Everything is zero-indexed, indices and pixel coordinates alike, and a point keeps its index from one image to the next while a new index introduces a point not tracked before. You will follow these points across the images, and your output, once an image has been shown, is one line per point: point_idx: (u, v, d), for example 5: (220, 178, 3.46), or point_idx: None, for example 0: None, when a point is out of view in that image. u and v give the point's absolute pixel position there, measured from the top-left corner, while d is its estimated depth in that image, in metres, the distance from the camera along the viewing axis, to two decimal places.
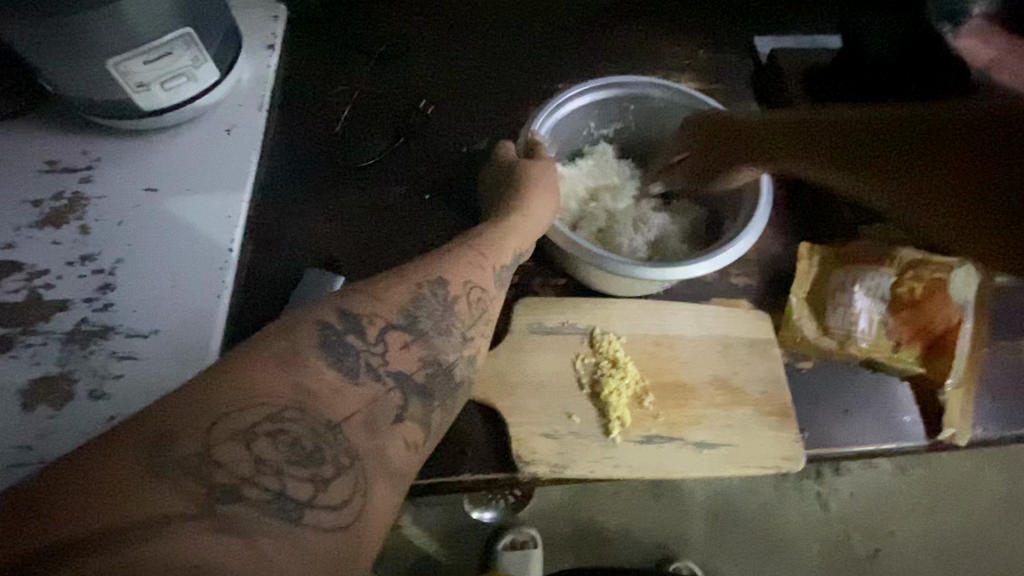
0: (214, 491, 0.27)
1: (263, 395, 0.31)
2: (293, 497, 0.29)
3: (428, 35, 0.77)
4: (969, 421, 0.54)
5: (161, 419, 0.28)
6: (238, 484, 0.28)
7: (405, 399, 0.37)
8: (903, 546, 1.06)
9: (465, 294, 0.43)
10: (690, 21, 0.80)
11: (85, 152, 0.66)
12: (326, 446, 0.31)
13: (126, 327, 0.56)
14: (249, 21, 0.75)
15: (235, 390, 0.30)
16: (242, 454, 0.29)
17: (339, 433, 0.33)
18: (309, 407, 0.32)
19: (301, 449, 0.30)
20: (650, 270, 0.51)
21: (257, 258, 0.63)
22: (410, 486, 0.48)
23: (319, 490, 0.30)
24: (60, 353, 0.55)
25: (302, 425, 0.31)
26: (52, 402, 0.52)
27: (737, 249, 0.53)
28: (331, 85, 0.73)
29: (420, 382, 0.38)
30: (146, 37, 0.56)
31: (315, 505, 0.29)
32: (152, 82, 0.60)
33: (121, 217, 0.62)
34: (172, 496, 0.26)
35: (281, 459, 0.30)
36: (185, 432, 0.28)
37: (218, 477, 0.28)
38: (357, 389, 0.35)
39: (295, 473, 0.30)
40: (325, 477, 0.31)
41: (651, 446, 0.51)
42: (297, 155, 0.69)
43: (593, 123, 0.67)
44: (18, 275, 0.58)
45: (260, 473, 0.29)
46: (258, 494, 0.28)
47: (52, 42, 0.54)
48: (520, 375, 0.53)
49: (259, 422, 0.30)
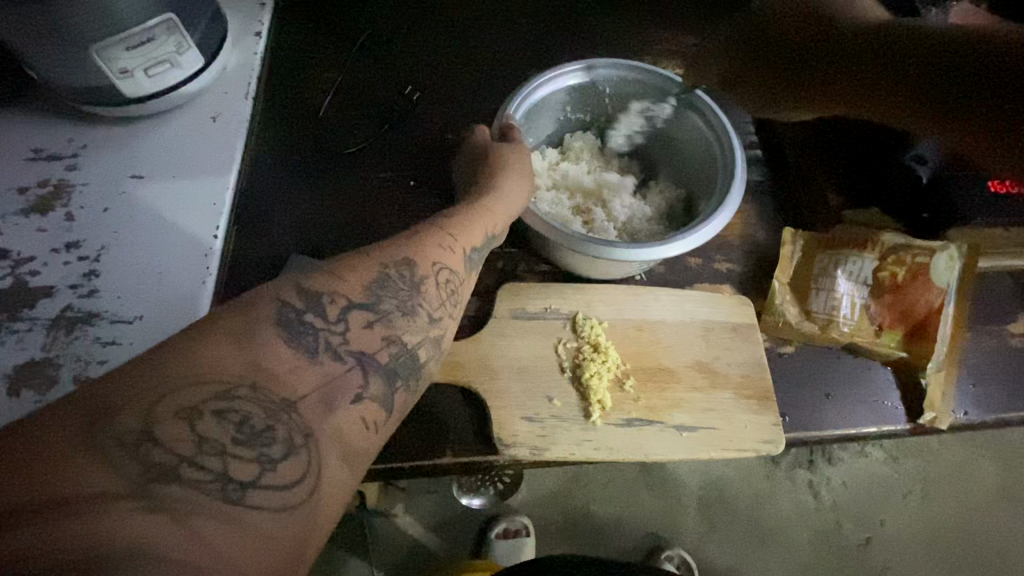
0: (151, 469, 0.27)
1: (214, 372, 0.31)
2: (235, 477, 0.29)
3: (414, 21, 0.77)
4: (950, 405, 0.55)
5: (110, 398, 0.29)
6: (178, 463, 0.28)
7: (367, 379, 0.37)
8: (894, 533, 1.06)
9: (434, 276, 0.44)
10: (678, 8, 0.80)
11: (70, 140, 0.66)
12: (278, 426, 0.32)
13: (111, 313, 0.57)
14: (235, 8, 0.75)
15: (186, 370, 0.30)
16: (184, 434, 0.29)
17: (295, 413, 0.33)
18: (261, 385, 0.32)
19: (250, 429, 0.31)
20: (629, 253, 0.52)
21: (240, 244, 0.63)
22: (391, 469, 0.49)
23: (266, 470, 0.30)
24: (45, 339, 0.55)
25: (254, 404, 0.31)
26: (36, 387, 0.53)
27: (704, 232, 0.53)
28: (316, 70, 0.73)
29: (387, 365, 0.39)
30: (129, 22, 0.56)
31: (259, 485, 0.29)
32: (135, 68, 0.60)
33: (107, 204, 0.62)
34: (104, 476, 0.26)
35: (226, 439, 0.30)
36: (125, 411, 0.28)
37: (157, 455, 0.28)
38: (317, 368, 0.35)
39: (239, 453, 0.30)
40: (273, 457, 0.31)
41: (631, 429, 0.51)
42: (281, 141, 0.69)
43: (569, 107, 0.67)
44: (3, 261, 0.59)
45: (203, 451, 0.29)
46: (198, 474, 0.28)
47: (34, 28, 0.54)
48: (501, 359, 0.53)
49: (204, 402, 0.30)
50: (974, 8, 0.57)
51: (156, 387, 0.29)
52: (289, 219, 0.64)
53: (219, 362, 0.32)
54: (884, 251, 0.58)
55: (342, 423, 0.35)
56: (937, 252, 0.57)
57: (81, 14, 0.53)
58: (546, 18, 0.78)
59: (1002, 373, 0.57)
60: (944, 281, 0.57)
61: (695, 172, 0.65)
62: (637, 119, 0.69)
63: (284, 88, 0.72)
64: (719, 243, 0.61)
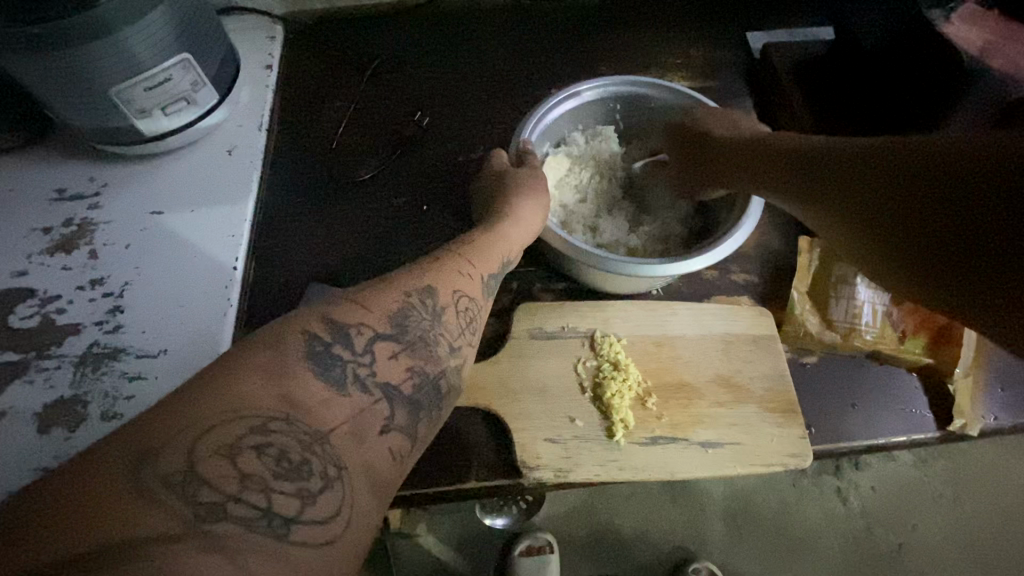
0: (201, 508, 0.28)
1: (249, 408, 0.31)
2: (279, 512, 0.29)
3: (419, 45, 0.79)
4: (980, 411, 0.54)
5: (152, 437, 0.29)
6: (224, 500, 0.28)
7: (390, 409, 0.37)
8: (928, 538, 1.04)
9: (454, 302, 0.44)
10: (678, 20, 0.80)
11: (92, 178, 0.68)
12: (313, 458, 0.32)
13: (137, 347, 0.58)
14: (244, 42, 0.77)
15: (215, 405, 0.31)
16: (228, 470, 0.29)
17: (328, 444, 0.33)
18: (296, 418, 0.33)
19: (288, 462, 0.31)
20: (648, 269, 0.51)
21: (261, 275, 0.64)
22: (413, 496, 0.49)
23: (307, 504, 0.30)
24: (73, 376, 0.56)
25: (289, 437, 0.32)
26: (66, 424, 0.54)
27: (731, 242, 0.53)
28: (328, 100, 0.75)
29: (410, 393, 0.39)
30: (146, 65, 0.57)
31: (302, 520, 0.30)
32: (153, 108, 0.61)
33: (128, 240, 0.64)
34: (158, 517, 0.27)
35: (267, 474, 0.30)
36: (169, 448, 0.29)
37: (205, 494, 0.28)
38: (345, 399, 0.36)
39: (281, 488, 0.30)
40: (312, 490, 0.31)
41: (656, 447, 0.51)
42: (297, 171, 0.70)
43: (580, 125, 0.66)
44: (31, 300, 0.60)
45: (247, 488, 0.29)
46: (245, 511, 0.29)
47: (54, 74, 0.56)
48: (519, 379, 0.53)
49: (244, 436, 0.30)
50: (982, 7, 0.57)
51: (194, 422, 0.30)
52: (305, 249, 0.65)
53: (251, 398, 0.32)
54: None
55: (370, 455, 0.35)
56: None
57: (103, 59, 0.55)
58: (548, 37, 0.79)
59: None
60: None
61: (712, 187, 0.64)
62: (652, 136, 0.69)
63: (298, 120, 0.74)
64: (734, 254, 0.61)
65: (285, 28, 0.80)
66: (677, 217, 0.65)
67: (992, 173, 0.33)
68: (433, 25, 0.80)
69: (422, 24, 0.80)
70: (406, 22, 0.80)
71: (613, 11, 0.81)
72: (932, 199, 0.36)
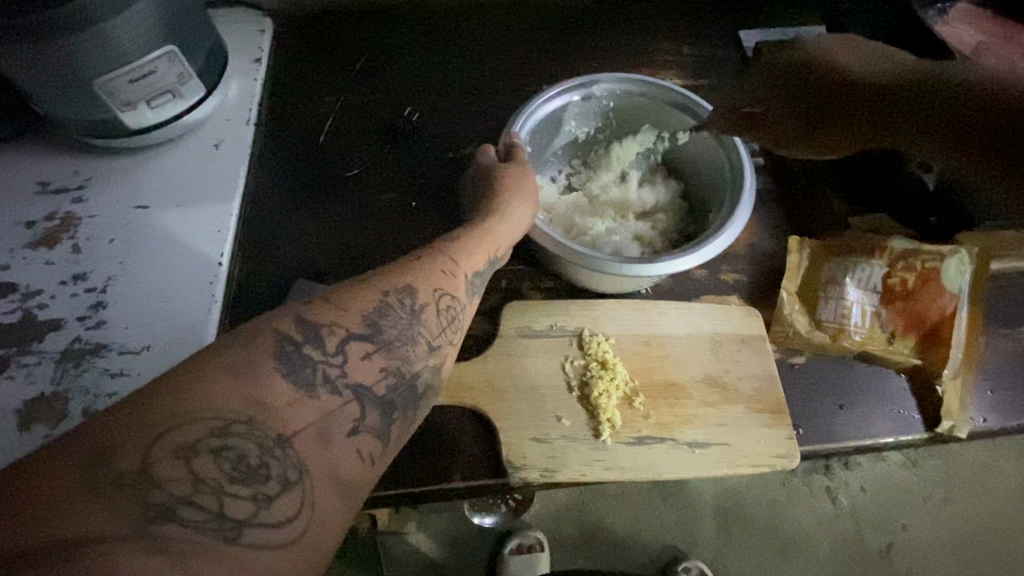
0: (151, 510, 0.27)
1: (212, 407, 0.31)
2: (231, 516, 0.29)
3: (412, 40, 0.78)
4: (968, 413, 0.53)
5: (107, 434, 0.29)
6: (175, 503, 0.28)
7: (362, 410, 0.37)
8: (918, 538, 1.04)
9: (434, 301, 0.44)
10: (672, 18, 0.80)
11: (76, 172, 0.67)
12: (272, 462, 0.31)
13: (120, 343, 0.57)
14: (233, 35, 0.76)
15: (178, 403, 0.30)
16: (180, 473, 0.29)
17: (290, 447, 0.32)
18: (258, 420, 0.32)
19: (245, 465, 0.30)
20: (636, 268, 0.51)
21: (247, 271, 0.63)
22: (397, 496, 0.48)
23: (262, 507, 0.30)
24: (55, 372, 0.55)
25: (248, 440, 0.31)
26: (47, 421, 0.53)
27: (716, 244, 0.52)
28: (317, 95, 0.74)
29: (382, 394, 0.38)
30: (132, 57, 0.57)
31: (255, 523, 0.29)
32: (138, 100, 0.61)
33: (113, 235, 0.63)
34: (105, 519, 0.26)
35: (222, 477, 0.30)
36: (123, 450, 0.28)
37: (155, 497, 0.28)
38: (313, 401, 0.35)
39: (234, 491, 0.30)
40: (269, 494, 0.30)
41: (643, 447, 0.50)
42: (284, 166, 0.69)
43: (574, 123, 0.64)
44: (14, 295, 0.59)
45: (200, 491, 0.29)
46: (195, 514, 0.28)
47: (38, 65, 0.55)
48: (504, 378, 0.53)
49: (202, 438, 0.30)
50: (974, 7, 0.57)
51: (152, 421, 0.29)
52: (291, 245, 0.65)
53: (215, 397, 0.31)
54: (892, 258, 0.57)
55: (340, 456, 0.35)
56: (947, 257, 0.55)
57: (87, 51, 0.54)
58: (541, 34, 0.79)
59: (1014, 377, 0.56)
60: (955, 287, 0.55)
61: (704, 185, 0.63)
62: (645, 132, 0.67)
63: (286, 115, 0.73)
64: (724, 253, 0.61)
65: (275, 22, 0.79)
66: (666, 221, 0.64)
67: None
68: (425, 20, 0.80)
69: (414, 19, 0.80)
70: (398, 17, 0.80)
71: (607, 8, 0.81)
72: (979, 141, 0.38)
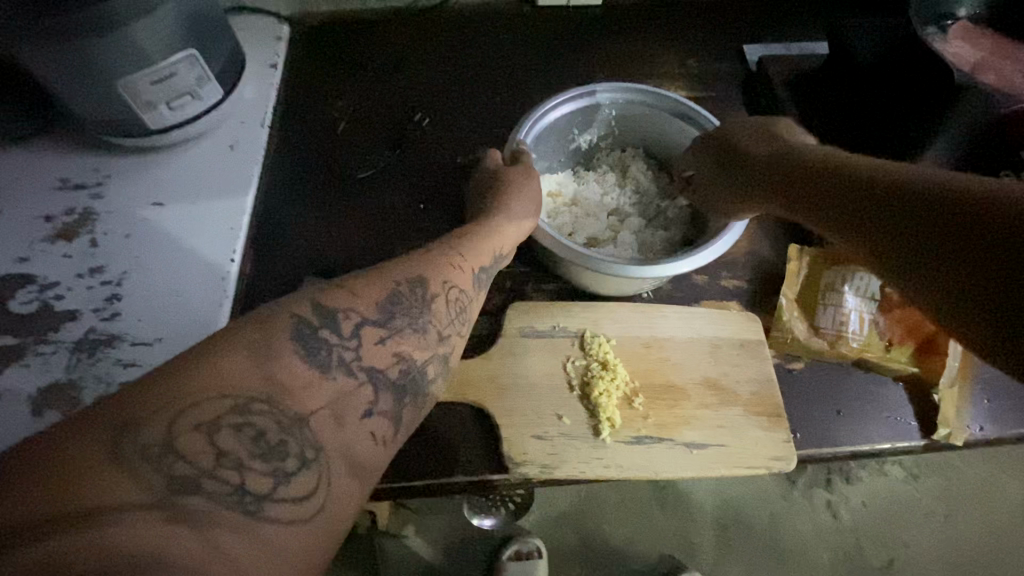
0: (174, 483, 0.28)
1: (231, 386, 0.32)
2: (251, 490, 0.30)
3: (424, 49, 0.80)
4: (965, 422, 0.54)
5: (131, 406, 0.29)
6: (197, 475, 0.29)
7: (375, 394, 0.39)
8: (920, 554, 1.04)
9: (444, 293, 0.46)
10: (678, 32, 0.82)
11: (96, 169, 0.69)
12: (291, 440, 0.33)
13: (132, 335, 0.58)
14: (250, 40, 0.78)
15: (199, 380, 0.31)
16: (203, 447, 0.30)
17: (307, 428, 0.34)
18: (276, 399, 0.33)
19: (265, 443, 0.32)
20: (635, 270, 0.52)
21: (259, 269, 0.65)
22: (400, 489, 0.49)
23: (280, 483, 0.31)
24: (69, 361, 0.57)
25: (268, 417, 0.32)
26: (60, 408, 0.54)
27: (715, 250, 0.53)
28: (331, 99, 0.76)
29: (394, 379, 0.40)
30: (154, 59, 0.59)
31: (274, 498, 0.30)
32: (158, 101, 0.63)
33: (129, 231, 0.65)
34: (126, 490, 0.27)
35: (241, 453, 0.31)
36: (148, 422, 0.29)
37: (179, 469, 0.29)
38: (329, 383, 0.37)
39: (253, 466, 0.31)
40: (288, 472, 0.32)
41: (642, 446, 0.51)
42: (297, 167, 0.71)
43: (576, 130, 0.65)
44: (31, 286, 0.62)
45: (222, 466, 0.30)
46: (217, 486, 0.29)
47: (65, 65, 0.57)
48: (508, 376, 0.54)
49: (220, 416, 0.31)
50: (972, 26, 0.59)
51: (174, 399, 0.30)
52: (304, 243, 0.67)
53: (234, 375, 0.32)
54: None
55: (352, 440, 0.36)
56: None
57: (111, 52, 0.56)
58: (550, 44, 0.81)
59: (1013, 388, 0.56)
60: None
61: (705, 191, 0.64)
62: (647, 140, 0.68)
63: (301, 118, 0.75)
64: (725, 260, 0.62)
65: (292, 29, 0.81)
66: (674, 225, 0.64)
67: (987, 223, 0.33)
68: (438, 29, 0.82)
69: (426, 29, 0.82)
70: (411, 26, 0.82)
71: (615, 21, 0.83)
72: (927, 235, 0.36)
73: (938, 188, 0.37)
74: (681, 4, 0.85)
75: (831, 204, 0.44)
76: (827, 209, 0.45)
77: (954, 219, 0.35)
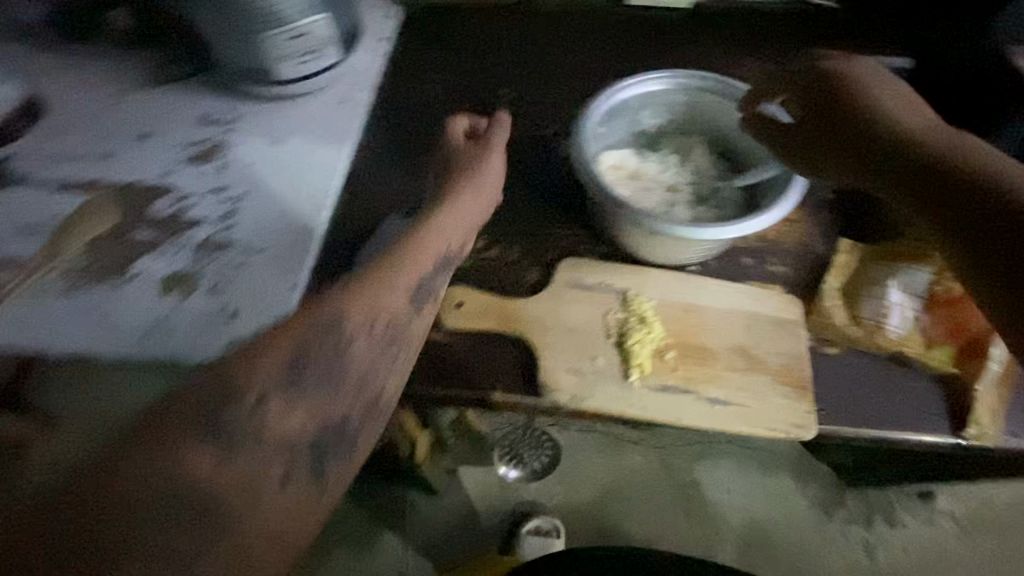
0: (222, 425, 0.40)
1: (254, 381, 0.42)
2: (289, 446, 0.42)
3: (517, 36, 0.88)
4: (998, 427, 0.54)
5: (167, 417, 0.39)
6: (232, 431, 0.40)
7: (356, 334, 0.47)
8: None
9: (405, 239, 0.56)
10: (759, 40, 0.86)
11: (230, 109, 0.82)
12: (315, 386, 0.44)
13: (243, 243, 0.69)
14: (368, 15, 0.90)
15: (227, 380, 0.41)
16: (244, 413, 0.41)
17: (319, 367, 0.44)
18: (294, 364, 0.43)
19: (295, 378, 0.43)
20: (686, 230, 0.57)
21: (350, 202, 0.73)
22: (445, 396, 0.56)
23: (306, 420, 0.43)
24: (192, 257, 0.68)
25: (292, 372, 0.43)
26: (181, 291, 0.66)
27: (769, 217, 0.56)
28: (429, 71, 0.85)
29: (381, 328, 0.48)
30: (292, 19, 0.70)
31: (306, 437, 0.43)
32: (290, 56, 0.75)
33: (250, 161, 0.77)
34: (197, 457, 0.39)
35: (274, 421, 0.42)
36: (196, 419, 0.40)
37: (221, 418, 0.40)
38: (314, 321, 0.46)
39: (291, 412, 0.43)
40: (311, 400, 0.43)
41: (667, 394, 0.55)
42: (393, 123, 0.81)
43: (643, 113, 0.69)
44: (171, 196, 0.74)
45: (253, 424, 0.41)
46: (251, 430, 0.41)
47: (225, 18, 0.69)
48: (553, 317, 0.60)
49: (246, 391, 0.41)
50: None
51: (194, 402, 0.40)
52: (389, 185, 0.74)
53: (260, 368, 0.42)
54: (936, 269, 0.60)
55: None
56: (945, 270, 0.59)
57: (261, 10, 0.68)
58: (633, 42, 0.87)
59: None
60: None
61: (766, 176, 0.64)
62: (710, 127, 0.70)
63: (403, 84, 0.84)
64: (773, 247, 0.65)
65: (404, 9, 0.92)
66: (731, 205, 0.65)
67: (982, 210, 0.48)
68: (531, 19, 0.90)
69: (521, 18, 0.90)
70: (508, 16, 0.91)
71: (698, 26, 0.87)
72: (966, 208, 0.49)
73: (939, 159, 0.52)
74: (765, 13, 0.88)
75: (864, 155, 0.55)
76: (866, 159, 0.55)
77: (974, 202, 0.49)
